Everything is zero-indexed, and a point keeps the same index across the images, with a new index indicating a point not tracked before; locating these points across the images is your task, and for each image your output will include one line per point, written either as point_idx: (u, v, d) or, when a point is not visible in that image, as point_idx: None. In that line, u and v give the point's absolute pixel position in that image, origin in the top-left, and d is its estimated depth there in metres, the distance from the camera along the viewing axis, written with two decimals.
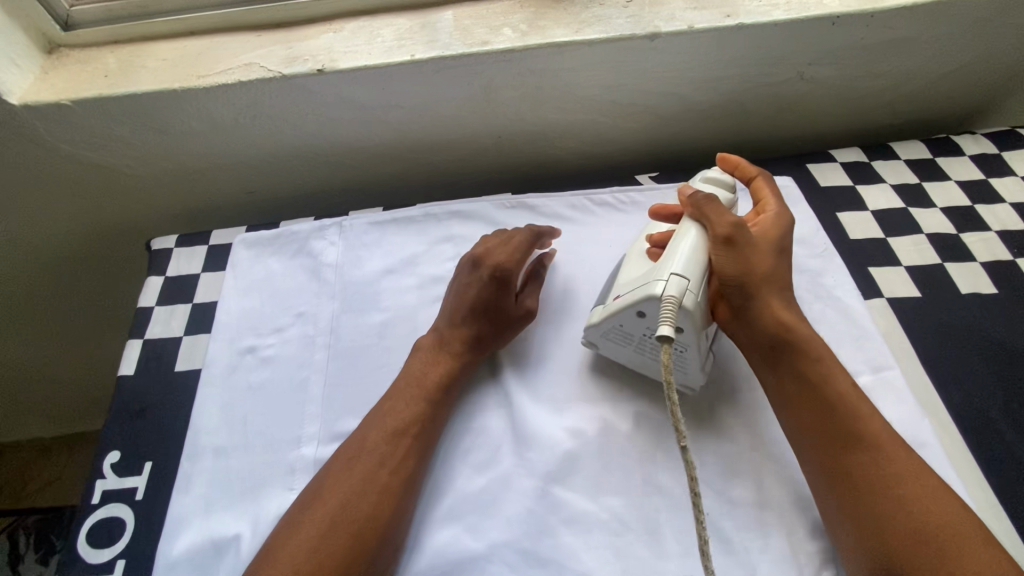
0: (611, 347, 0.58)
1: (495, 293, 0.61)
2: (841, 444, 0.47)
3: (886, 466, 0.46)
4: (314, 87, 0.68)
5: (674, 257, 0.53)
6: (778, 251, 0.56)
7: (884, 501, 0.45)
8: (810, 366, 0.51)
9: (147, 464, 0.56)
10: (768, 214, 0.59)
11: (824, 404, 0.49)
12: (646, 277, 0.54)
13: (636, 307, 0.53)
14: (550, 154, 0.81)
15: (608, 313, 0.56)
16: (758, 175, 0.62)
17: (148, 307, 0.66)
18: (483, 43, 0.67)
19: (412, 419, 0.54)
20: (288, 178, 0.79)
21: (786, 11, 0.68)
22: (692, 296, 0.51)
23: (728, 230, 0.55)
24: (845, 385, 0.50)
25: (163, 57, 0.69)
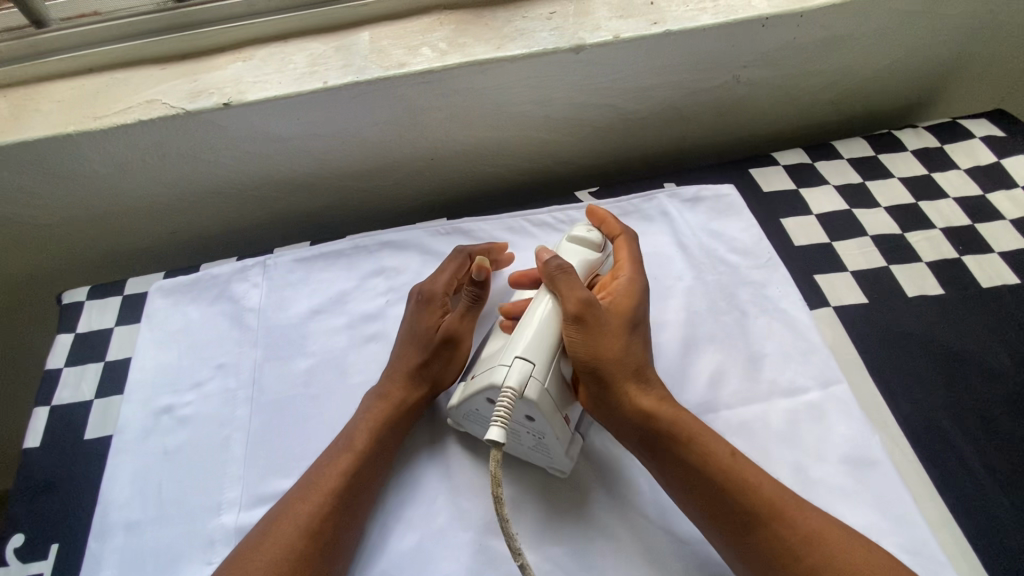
0: (476, 429, 0.54)
1: (422, 320, 0.58)
2: (736, 524, 0.44)
3: (790, 536, 0.43)
4: (222, 122, 0.63)
5: (523, 338, 0.50)
6: (633, 321, 0.53)
7: (796, 574, 0.42)
8: (682, 450, 0.47)
9: (53, 546, 0.52)
10: (622, 280, 0.56)
11: (709, 487, 0.46)
12: (494, 360, 0.50)
13: (482, 396, 0.49)
14: (487, 173, 0.78)
15: (461, 398, 0.51)
16: (621, 234, 0.61)
17: (57, 369, 0.62)
18: (400, 65, 0.63)
19: (340, 482, 0.49)
20: (210, 215, 0.75)
21: (714, 16, 0.66)
22: (535, 385, 0.47)
23: (578, 308, 0.51)
24: (723, 456, 0.47)
25: (58, 98, 0.64)
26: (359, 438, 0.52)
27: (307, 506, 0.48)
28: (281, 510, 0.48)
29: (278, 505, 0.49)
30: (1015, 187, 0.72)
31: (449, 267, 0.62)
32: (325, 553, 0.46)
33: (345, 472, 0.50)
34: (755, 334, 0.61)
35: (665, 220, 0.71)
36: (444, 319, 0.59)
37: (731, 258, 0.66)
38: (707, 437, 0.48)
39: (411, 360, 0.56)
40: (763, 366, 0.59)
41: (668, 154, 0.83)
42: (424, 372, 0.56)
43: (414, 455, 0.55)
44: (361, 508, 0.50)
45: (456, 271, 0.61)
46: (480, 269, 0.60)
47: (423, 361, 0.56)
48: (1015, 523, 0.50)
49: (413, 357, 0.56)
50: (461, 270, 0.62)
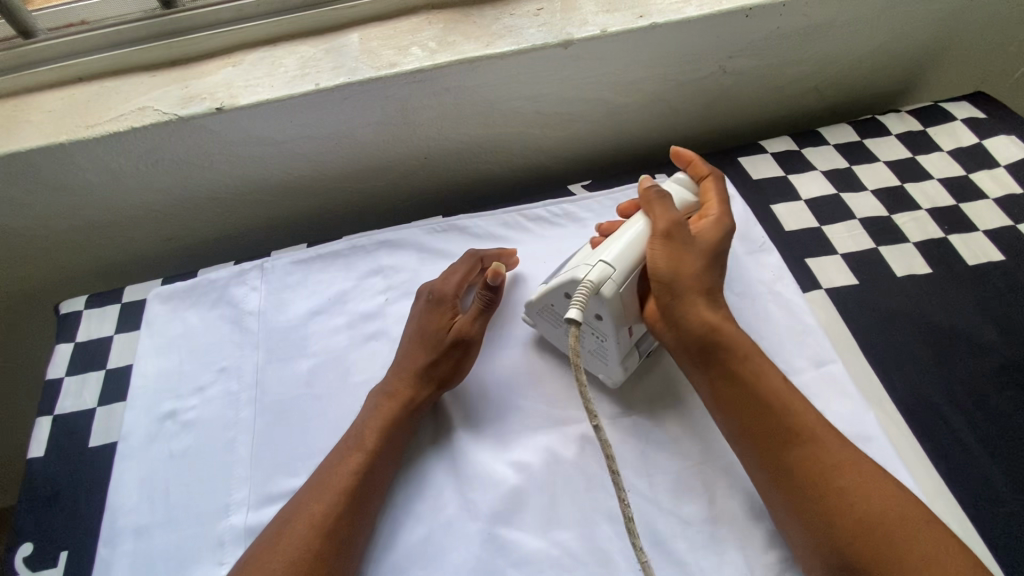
0: (547, 327, 0.58)
1: (432, 320, 0.59)
2: (780, 441, 0.46)
3: (824, 459, 0.45)
4: (215, 127, 0.63)
5: (611, 244, 0.53)
6: (714, 254, 0.54)
7: (828, 494, 0.43)
8: (739, 364, 0.49)
9: (62, 554, 0.52)
10: (710, 217, 0.57)
11: (758, 404, 0.48)
12: (580, 260, 0.53)
13: (562, 289, 0.52)
14: (480, 170, 0.79)
15: (540, 293, 0.55)
16: (711, 174, 0.59)
17: (57, 379, 0.62)
18: (390, 65, 0.64)
19: (352, 478, 0.50)
20: (205, 221, 0.75)
21: (699, 7, 0.67)
22: (612, 286, 0.50)
23: (665, 227, 0.53)
24: (776, 380, 0.49)
25: (49, 108, 0.64)
26: (368, 435, 0.53)
27: (320, 504, 0.48)
28: (293, 511, 0.48)
29: (303, 491, 0.50)
30: (998, 166, 0.74)
31: (460, 269, 0.62)
32: (340, 550, 0.47)
33: (356, 470, 0.50)
34: (750, 317, 0.62)
35: None
36: (453, 320, 0.59)
37: None
38: (756, 354, 0.50)
39: (419, 359, 0.57)
40: (759, 349, 0.60)
41: (658, 146, 0.84)
42: (432, 372, 0.56)
43: (419, 450, 0.56)
44: (372, 504, 0.50)
45: (467, 273, 0.62)
46: (494, 274, 0.59)
47: (431, 360, 0.56)
48: (1007, 489, 0.52)
49: (419, 357, 0.57)
50: (471, 273, 0.63)
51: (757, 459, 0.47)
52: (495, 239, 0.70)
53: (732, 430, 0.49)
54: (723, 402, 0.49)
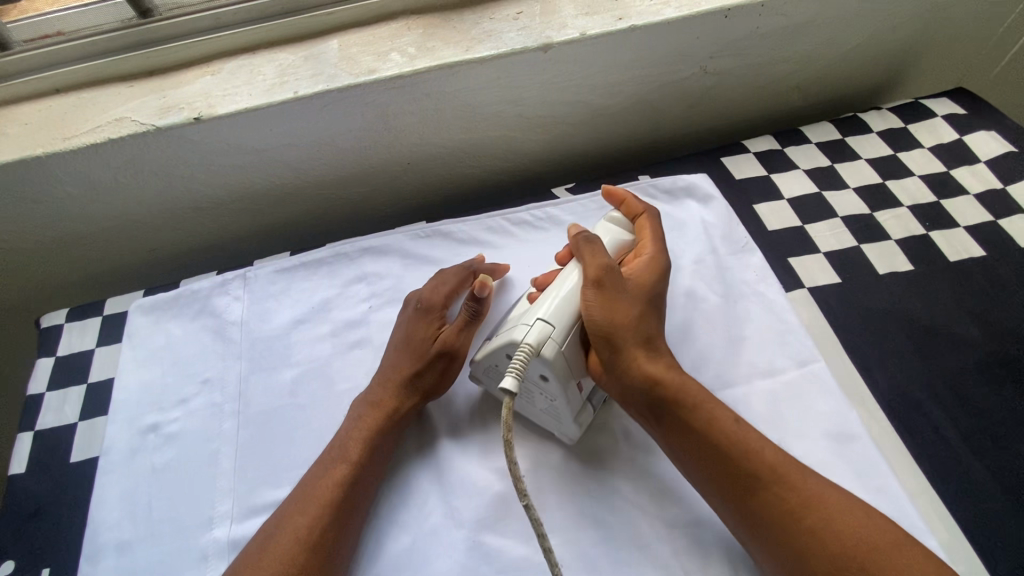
0: (495, 389, 0.56)
1: (419, 329, 0.58)
2: (743, 487, 0.45)
3: (792, 498, 0.44)
4: (194, 137, 0.63)
5: (545, 302, 0.52)
6: (650, 296, 0.54)
7: (799, 534, 0.43)
8: (689, 414, 0.48)
9: (45, 571, 0.52)
10: (644, 257, 0.57)
11: (716, 452, 0.47)
12: (517, 320, 0.52)
13: (501, 353, 0.51)
14: (464, 174, 0.79)
15: (482, 357, 0.53)
16: (645, 211, 0.60)
17: (39, 394, 0.61)
18: (370, 72, 0.64)
19: (336, 490, 0.50)
20: (187, 231, 0.74)
21: (677, 9, 0.67)
22: (552, 346, 0.49)
23: (597, 275, 0.53)
24: (728, 422, 0.48)
25: (26, 121, 0.63)
26: (354, 445, 0.52)
27: (306, 516, 0.48)
28: (278, 522, 0.48)
29: (277, 516, 0.49)
30: (978, 162, 0.74)
31: (452, 278, 0.61)
32: (326, 561, 0.47)
33: (343, 481, 0.50)
34: (733, 318, 0.62)
35: None
36: (440, 330, 0.58)
37: (707, 246, 0.68)
38: (707, 398, 0.49)
39: (404, 370, 0.56)
40: (743, 350, 0.60)
41: (641, 147, 0.84)
42: (416, 383, 0.56)
43: (404, 457, 0.56)
44: (358, 513, 0.50)
45: (459, 283, 0.61)
46: (482, 285, 0.58)
47: (416, 371, 0.56)
48: (989, 485, 0.52)
49: (406, 366, 0.56)
50: (464, 283, 0.62)
51: (725, 504, 0.46)
52: (479, 244, 0.70)
53: (695, 476, 0.48)
54: (682, 452, 0.48)
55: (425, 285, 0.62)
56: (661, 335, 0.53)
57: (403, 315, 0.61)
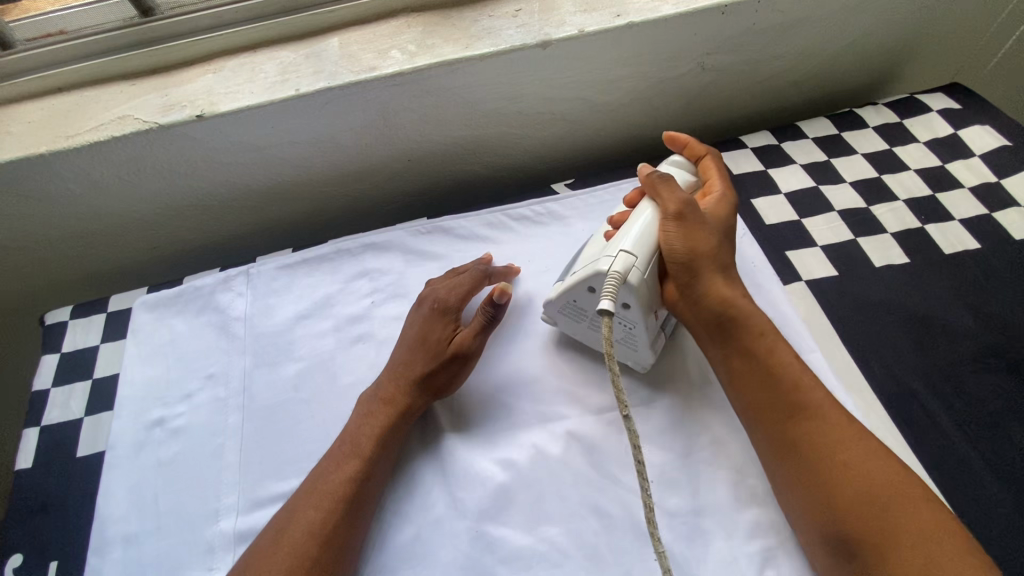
0: (567, 321, 0.58)
1: (433, 329, 0.59)
2: (789, 414, 0.47)
3: (829, 432, 0.46)
4: (197, 134, 0.64)
5: (627, 233, 0.53)
6: (724, 228, 0.55)
7: (831, 466, 0.45)
8: (754, 340, 0.50)
9: (52, 564, 0.52)
10: (716, 194, 0.58)
11: (773, 380, 0.49)
12: (599, 251, 0.53)
13: (586, 282, 0.52)
14: (465, 171, 0.79)
15: (563, 288, 0.55)
16: (707, 154, 0.61)
17: (44, 390, 0.62)
18: (370, 69, 0.64)
19: (348, 481, 0.51)
20: (190, 228, 0.75)
21: (675, 5, 0.68)
22: (638, 273, 0.51)
23: (679, 207, 0.53)
24: (786, 355, 0.50)
25: (29, 119, 0.64)
26: (364, 442, 0.53)
27: (318, 510, 0.49)
28: (289, 516, 0.49)
29: (287, 509, 0.50)
30: (972, 156, 0.75)
31: (465, 281, 0.62)
32: (339, 554, 0.48)
33: (353, 477, 0.51)
34: None
35: None
36: (454, 331, 0.59)
37: None
38: (769, 329, 0.51)
39: (419, 368, 0.56)
40: None
41: (640, 143, 0.84)
42: (429, 381, 0.56)
43: (410, 450, 0.56)
44: (368, 506, 0.51)
45: (473, 285, 0.62)
46: (501, 292, 0.59)
47: (430, 370, 0.56)
48: (985, 474, 0.53)
49: (419, 364, 0.57)
50: (477, 287, 0.62)
51: (765, 432, 0.48)
52: (480, 240, 0.71)
53: (745, 404, 0.50)
54: (738, 377, 0.50)
55: (439, 284, 0.63)
56: (734, 265, 0.55)
57: (416, 312, 0.61)
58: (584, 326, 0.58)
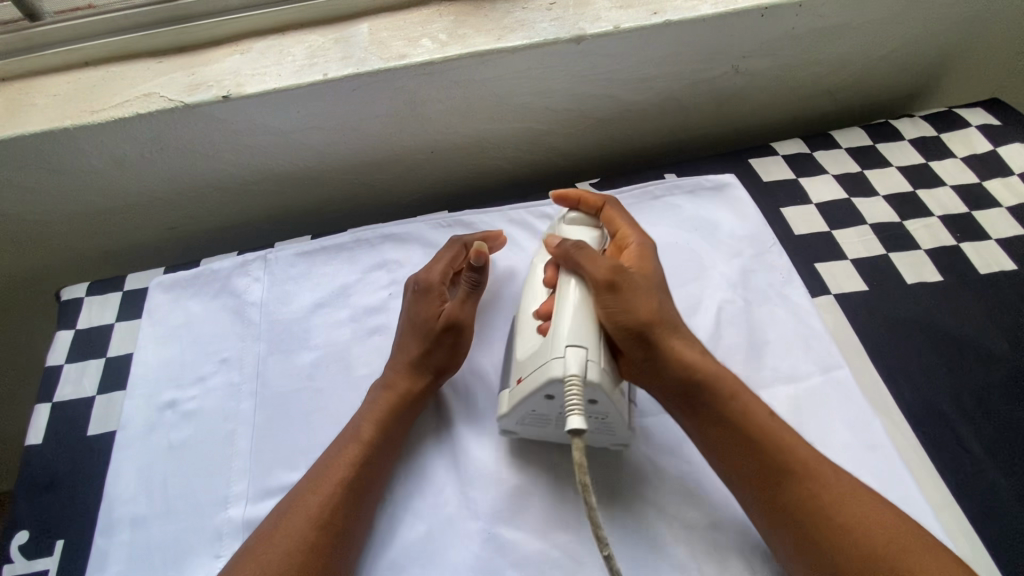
0: (529, 429, 0.52)
1: (421, 311, 0.57)
2: (774, 479, 0.45)
3: (825, 494, 0.44)
4: (222, 115, 0.63)
5: (565, 324, 0.48)
6: (657, 281, 0.53)
7: (830, 531, 0.43)
8: (726, 406, 0.48)
9: (58, 543, 0.52)
10: (632, 247, 0.56)
11: (751, 446, 0.47)
12: (542, 352, 0.48)
13: (541, 392, 0.47)
14: (487, 165, 0.78)
15: (516, 402, 0.49)
16: (605, 204, 0.59)
17: (57, 366, 0.61)
18: (400, 57, 0.63)
19: (349, 469, 0.50)
20: (209, 210, 0.74)
21: (714, 5, 0.66)
22: (595, 367, 0.46)
23: (606, 273, 0.51)
24: (763, 416, 0.48)
25: (54, 92, 0.63)
26: (365, 432, 0.52)
27: (317, 498, 0.48)
28: (290, 503, 0.48)
29: (287, 499, 0.49)
30: (1011, 174, 0.73)
31: (450, 257, 0.61)
32: (336, 543, 0.46)
33: (355, 463, 0.50)
34: (757, 321, 0.61)
35: (666, 210, 0.71)
36: (443, 306, 0.58)
37: (732, 248, 0.67)
38: (739, 388, 0.49)
39: (412, 351, 0.56)
40: (766, 353, 0.59)
41: (666, 146, 0.83)
42: (427, 361, 0.55)
43: (418, 446, 0.55)
44: (369, 497, 0.50)
45: (452, 259, 0.61)
46: (478, 254, 0.59)
47: (425, 350, 0.55)
48: (1016, 505, 0.51)
49: (413, 348, 0.56)
50: (458, 259, 0.61)
51: (754, 499, 0.46)
52: None
53: (726, 469, 0.48)
54: (713, 446, 0.48)
55: (418, 270, 0.62)
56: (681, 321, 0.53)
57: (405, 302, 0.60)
58: (547, 429, 0.52)
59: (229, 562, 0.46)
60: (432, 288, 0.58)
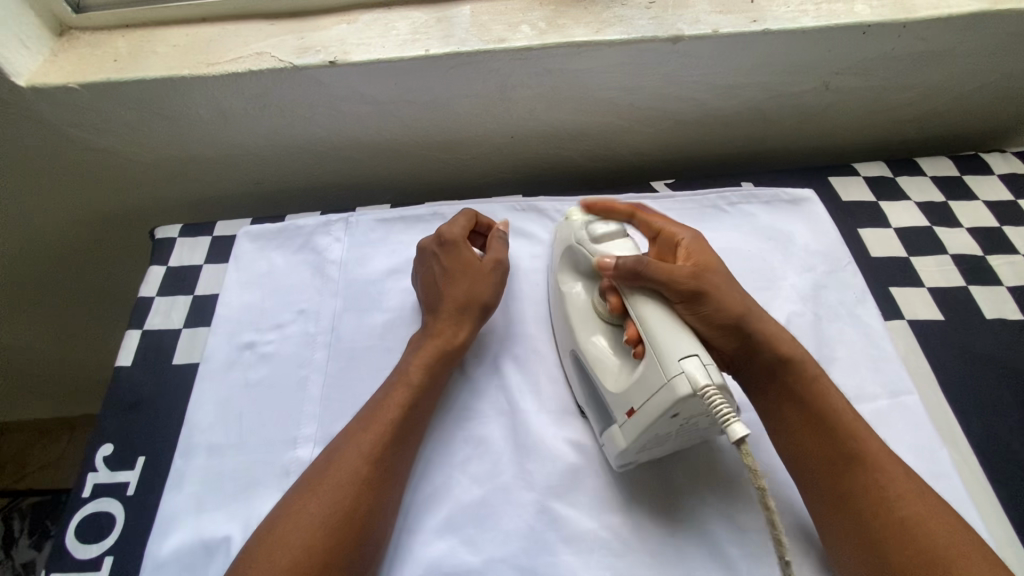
0: (649, 453, 0.50)
1: (459, 258, 0.60)
2: (842, 466, 0.46)
3: (891, 487, 0.44)
4: (325, 79, 0.66)
5: (663, 342, 0.45)
6: (723, 270, 0.53)
7: (890, 523, 0.43)
8: (806, 387, 0.49)
9: (140, 459, 0.55)
10: (687, 241, 0.56)
11: (826, 430, 0.47)
12: (653, 376, 0.45)
13: (670, 413, 0.44)
14: (562, 155, 0.79)
15: (641, 429, 0.46)
16: (636, 212, 0.59)
17: (148, 297, 0.66)
18: (500, 41, 0.65)
19: (398, 411, 0.51)
20: (296, 170, 0.78)
21: (815, 18, 0.66)
22: (715, 370, 0.43)
23: (685, 277, 0.50)
24: (842, 406, 0.48)
25: (173, 43, 0.67)
26: (413, 377, 0.54)
27: (366, 439, 0.49)
28: (345, 441, 0.50)
29: (338, 439, 0.50)
30: None
31: (461, 218, 0.63)
32: (383, 481, 0.48)
33: (402, 406, 0.52)
34: (826, 337, 0.61)
35: (741, 217, 0.71)
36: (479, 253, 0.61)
37: (806, 261, 0.66)
38: (821, 376, 0.50)
39: (462, 288, 0.58)
40: (833, 369, 0.59)
41: (741, 155, 0.83)
42: (476, 296, 0.58)
43: (478, 414, 0.57)
44: (411, 439, 0.52)
45: (470, 220, 0.63)
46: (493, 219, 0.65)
47: (471, 287, 0.58)
48: None
49: (461, 289, 0.58)
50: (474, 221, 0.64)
51: (814, 483, 0.47)
52: None
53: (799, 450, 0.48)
54: (787, 427, 0.49)
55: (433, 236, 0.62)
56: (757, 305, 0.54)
57: (427, 262, 0.61)
58: (665, 447, 0.50)
59: (289, 490, 0.48)
60: (461, 241, 0.60)
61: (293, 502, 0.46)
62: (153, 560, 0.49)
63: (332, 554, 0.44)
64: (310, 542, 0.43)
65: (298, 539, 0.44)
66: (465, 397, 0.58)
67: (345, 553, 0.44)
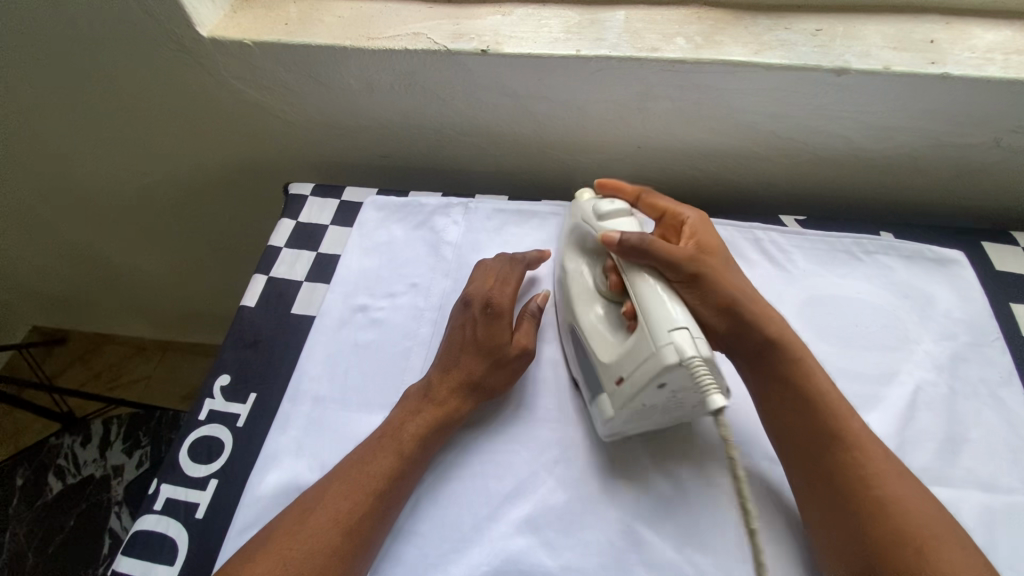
0: (635, 426, 0.52)
1: (494, 328, 0.56)
2: (823, 443, 0.47)
3: (869, 466, 0.45)
4: (473, 66, 0.67)
5: (653, 316, 0.47)
6: (722, 254, 0.57)
7: (866, 502, 0.44)
8: (791, 366, 0.50)
9: (251, 396, 0.59)
10: (688, 221, 0.60)
11: (806, 406, 0.48)
12: (642, 347, 0.47)
13: (654, 381, 0.46)
14: (687, 173, 0.78)
15: (627, 396, 0.48)
16: (642, 193, 0.62)
17: (277, 247, 0.70)
18: (653, 50, 0.63)
19: (415, 436, 0.52)
20: (423, 149, 0.81)
21: (1003, 68, 0.60)
22: (703, 343, 0.45)
23: (684, 260, 0.51)
24: (824, 384, 0.49)
25: (339, 14, 0.71)
26: (408, 430, 0.52)
27: (385, 456, 0.50)
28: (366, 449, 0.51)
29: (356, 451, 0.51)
30: None
31: (480, 276, 0.62)
32: (398, 499, 0.49)
33: (422, 429, 0.52)
34: (961, 414, 0.55)
35: (875, 267, 0.66)
36: (510, 330, 0.57)
37: (945, 329, 0.61)
38: (810, 358, 0.51)
39: (479, 368, 0.55)
40: (966, 452, 0.53)
41: (879, 201, 0.78)
42: (480, 386, 0.55)
43: (572, 421, 0.57)
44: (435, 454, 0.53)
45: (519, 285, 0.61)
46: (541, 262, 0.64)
47: (484, 371, 0.55)
48: None
49: (473, 368, 0.55)
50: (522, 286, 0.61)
51: (798, 462, 0.48)
52: None
53: (783, 429, 0.49)
54: (775, 405, 0.50)
55: (483, 287, 0.60)
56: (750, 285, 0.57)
57: (463, 315, 0.58)
58: (651, 421, 0.51)
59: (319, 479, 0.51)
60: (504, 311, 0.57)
61: (320, 490, 0.48)
62: (253, 492, 0.52)
63: (343, 549, 0.45)
64: (338, 533, 0.46)
65: (330, 514, 0.46)
66: (561, 398, 0.58)
67: (349, 542, 0.46)
